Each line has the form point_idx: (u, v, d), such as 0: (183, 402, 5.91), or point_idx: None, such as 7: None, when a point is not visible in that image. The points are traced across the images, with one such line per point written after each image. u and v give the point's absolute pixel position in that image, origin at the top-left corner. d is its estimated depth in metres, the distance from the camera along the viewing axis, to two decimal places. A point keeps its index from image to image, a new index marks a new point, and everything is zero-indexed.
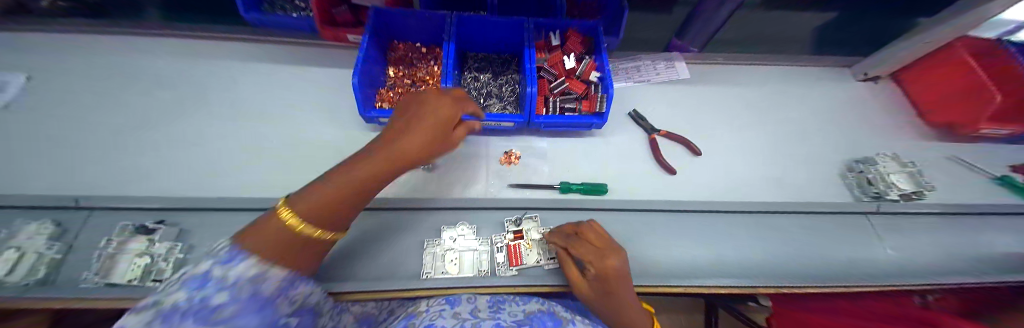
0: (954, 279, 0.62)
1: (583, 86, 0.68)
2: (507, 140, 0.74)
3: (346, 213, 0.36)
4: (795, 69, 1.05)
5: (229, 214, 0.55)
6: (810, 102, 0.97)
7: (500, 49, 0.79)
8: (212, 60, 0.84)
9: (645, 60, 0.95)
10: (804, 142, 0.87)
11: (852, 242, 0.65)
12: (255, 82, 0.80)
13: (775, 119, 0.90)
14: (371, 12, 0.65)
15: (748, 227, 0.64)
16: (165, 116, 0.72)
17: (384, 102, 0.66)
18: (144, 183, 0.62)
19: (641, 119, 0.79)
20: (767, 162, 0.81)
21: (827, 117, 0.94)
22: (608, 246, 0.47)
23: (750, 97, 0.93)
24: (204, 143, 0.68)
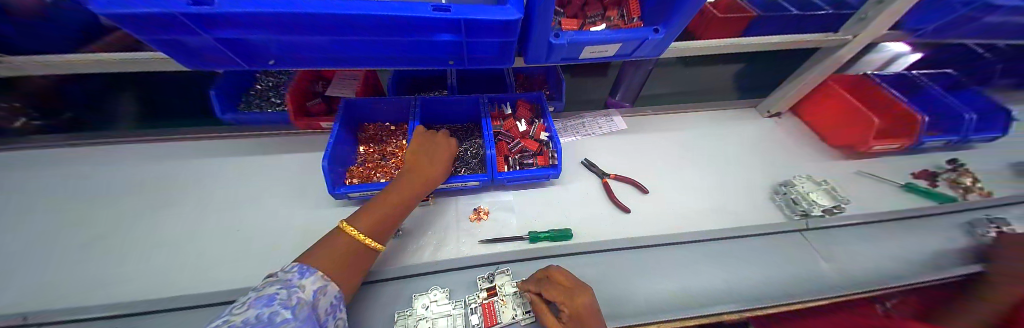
0: (892, 279, 0.69)
1: (537, 144, 0.77)
2: (475, 198, 0.79)
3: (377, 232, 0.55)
4: (713, 112, 1.27)
5: (188, 312, 0.50)
6: (730, 138, 1.15)
7: (462, 120, 0.90)
8: (188, 156, 0.87)
9: (588, 117, 1.11)
10: (734, 172, 1.01)
11: (801, 257, 0.72)
12: (228, 172, 0.83)
13: (704, 155, 1.05)
14: (343, 103, 0.75)
15: (704, 254, 0.69)
16: (126, 218, 0.71)
17: (354, 178, 0.71)
18: (87, 294, 0.57)
19: (593, 166, 0.89)
20: (708, 193, 0.91)
21: (747, 149, 1.11)
22: (577, 286, 0.50)
23: (680, 139, 1.10)
24: (169, 240, 0.67)
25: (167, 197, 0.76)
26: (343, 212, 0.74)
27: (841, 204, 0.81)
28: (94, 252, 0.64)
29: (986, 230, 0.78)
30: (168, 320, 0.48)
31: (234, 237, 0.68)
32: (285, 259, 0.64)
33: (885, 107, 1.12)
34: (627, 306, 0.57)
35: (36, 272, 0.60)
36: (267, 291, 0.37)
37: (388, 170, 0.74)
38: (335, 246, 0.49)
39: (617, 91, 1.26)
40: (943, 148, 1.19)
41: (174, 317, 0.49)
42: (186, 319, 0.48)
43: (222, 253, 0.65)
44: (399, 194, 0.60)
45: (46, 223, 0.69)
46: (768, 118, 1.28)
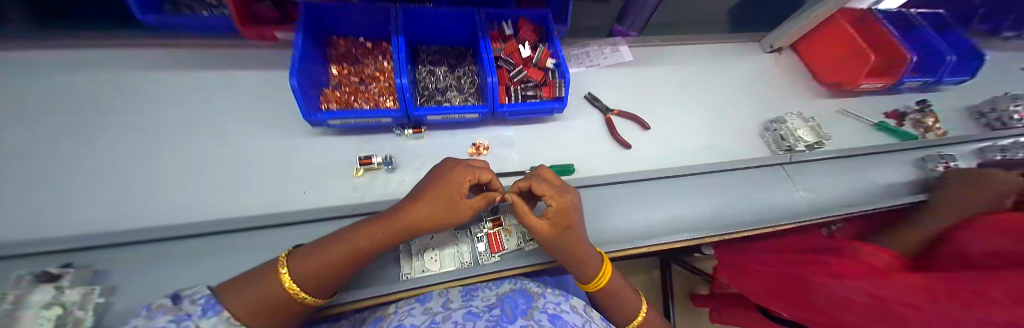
0: (848, 207, 0.77)
1: (542, 73, 0.68)
2: (472, 132, 0.71)
3: (342, 275, 0.38)
4: (719, 46, 1.19)
5: (161, 245, 0.45)
6: (732, 76, 1.11)
7: (452, 42, 0.76)
8: (110, 74, 0.70)
9: (593, 45, 1.01)
10: (731, 111, 1.00)
11: (777, 189, 0.78)
12: (173, 96, 0.69)
13: (705, 92, 1.02)
14: (301, 7, 0.58)
15: (695, 187, 0.72)
16: (47, 145, 0.59)
17: (330, 103, 0.61)
18: (31, 228, 0.50)
19: (596, 100, 0.83)
20: (703, 131, 0.92)
21: (747, 87, 1.09)
22: (563, 186, 0.49)
23: (684, 75, 1.05)
24: (118, 171, 0.58)
25: (97, 123, 0.63)
26: (323, 142, 0.65)
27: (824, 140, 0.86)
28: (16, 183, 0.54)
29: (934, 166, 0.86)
30: (146, 253, 0.44)
31: (198, 169, 0.60)
32: (265, 191, 0.58)
33: (891, 46, 1.03)
34: (620, 233, 0.61)
35: None
36: (153, 323, 0.27)
37: (371, 97, 0.64)
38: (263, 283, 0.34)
39: (626, 17, 1.10)
40: (914, 91, 1.23)
41: (152, 249, 0.45)
42: (161, 251, 0.45)
43: (189, 186, 0.58)
44: (395, 224, 0.40)
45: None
46: (770, 52, 1.24)
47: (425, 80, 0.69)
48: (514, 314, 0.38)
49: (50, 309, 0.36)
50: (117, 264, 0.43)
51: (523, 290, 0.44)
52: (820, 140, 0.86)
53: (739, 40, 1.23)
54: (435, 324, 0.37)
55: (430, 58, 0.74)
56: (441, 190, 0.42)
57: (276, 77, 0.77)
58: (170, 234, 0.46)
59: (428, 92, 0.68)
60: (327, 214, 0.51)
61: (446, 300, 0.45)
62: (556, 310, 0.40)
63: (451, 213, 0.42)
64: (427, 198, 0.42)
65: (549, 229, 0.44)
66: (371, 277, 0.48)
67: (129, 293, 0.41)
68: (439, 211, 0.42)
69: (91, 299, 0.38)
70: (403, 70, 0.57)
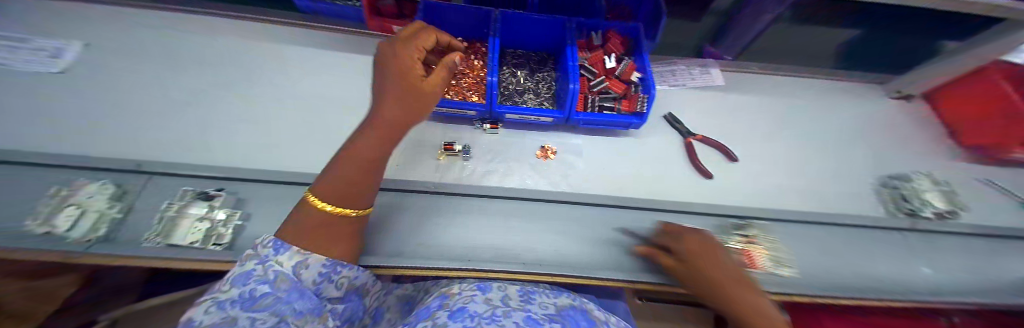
0: (1007, 301, 0.59)
1: (624, 86, 0.65)
2: (543, 135, 0.72)
3: (368, 188, 0.39)
4: (835, 82, 1.01)
5: (279, 187, 0.53)
6: (849, 114, 0.91)
7: (537, 46, 0.78)
8: (248, 38, 0.83)
9: (679, 64, 0.90)
10: (845, 156, 0.81)
11: (905, 261, 0.62)
12: (296, 60, 0.80)
13: (816, 131, 0.85)
14: (422, 6, 0.63)
15: (796, 237, 0.60)
16: (198, 86, 0.71)
17: None
18: (183, 147, 0.61)
19: (676, 122, 0.76)
20: (802, 175, 0.77)
21: (873, 133, 0.88)
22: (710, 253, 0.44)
23: (786, 109, 0.90)
24: (243, 122, 0.67)
25: (235, 76, 0.75)
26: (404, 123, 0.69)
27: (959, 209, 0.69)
28: (184, 112, 0.66)
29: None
30: (270, 189, 0.52)
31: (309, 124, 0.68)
32: None
33: None
34: None
35: (133, 122, 0.62)
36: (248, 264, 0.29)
37: (459, 90, 0.68)
38: (304, 221, 0.36)
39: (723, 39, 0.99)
40: None
41: (271, 188, 0.53)
42: (277, 192, 0.52)
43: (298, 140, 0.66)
44: (371, 132, 0.38)
45: (123, 75, 0.70)
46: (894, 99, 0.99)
47: (507, 81, 0.73)
48: None
49: (202, 221, 0.45)
50: (248, 195, 0.51)
51: (586, 311, 0.44)
52: (953, 208, 0.69)
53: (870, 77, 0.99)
54: (497, 317, 0.38)
55: (514, 61, 0.77)
56: (393, 86, 0.38)
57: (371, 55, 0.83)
58: (286, 179, 0.53)
59: (507, 92, 0.71)
60: (410, 186, 0.56)
61: (505, 295, 0.45)
62: None
63: (417, 93, 0.38)
64: (387, 94, 0.37)
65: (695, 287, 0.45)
66: (436, 250, 0.50)
67: (252, 220, 0.48)
68: (395, 99, 0.37)
69: (232, 220, 0.47)
70: (494, 69, 0.61)
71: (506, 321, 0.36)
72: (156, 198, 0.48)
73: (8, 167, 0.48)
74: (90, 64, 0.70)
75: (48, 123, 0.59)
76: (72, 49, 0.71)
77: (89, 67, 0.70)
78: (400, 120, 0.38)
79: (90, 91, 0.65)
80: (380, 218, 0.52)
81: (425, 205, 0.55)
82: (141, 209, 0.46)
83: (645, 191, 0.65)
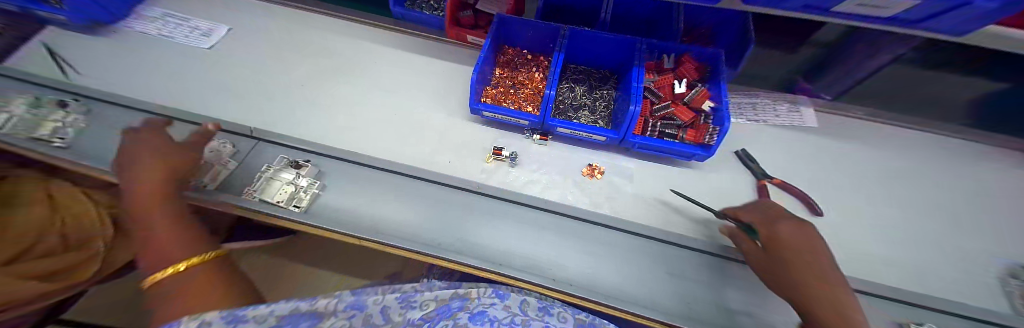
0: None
1: (692, 115, 0.60)
2: (593, 153, 0.70)
3: (191, 239, 0.46)
4: (976, 140, 0.80)
5: (344, 164, 0.57)
6: (981, 183, 0.73)
7: (601, 64, 0.76)
8: (332, 28, 0.88)
9: (763, 97, 0.83)
10: (971, 234, 0.65)
11: None
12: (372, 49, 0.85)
13: (933, 197, 0.70)
14: (495, 19, 0.67)
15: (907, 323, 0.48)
16: (289, 65, 0.79)
17: (488, 99, 0.68)
18: (274, 118, 0.69)
19: (750, 160, 0.69)
20: (920, 248, 0.62)
21: (1021, 211, 0.69)
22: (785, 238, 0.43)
23: (900, 164, 0.74)
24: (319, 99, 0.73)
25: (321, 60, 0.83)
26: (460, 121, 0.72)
27: None
28: (277, 87, 0.75)
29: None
30: (338, 166, 0.57)
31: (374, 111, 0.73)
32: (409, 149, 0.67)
33: None
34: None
35: (243, 90, 0.73)
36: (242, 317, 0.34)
37: (517, 100, 0.69)
38: (166, 294, 0.41)
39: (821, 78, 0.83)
40: None
41: (338, 164, 0.57)
42: (343, 169, 0.57)
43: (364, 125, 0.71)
44: (143, 196, 0.45)
45: (239, 51, 0.82)
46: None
47: (564, 96, 0.73)
48: None
49: (290, 185, 0.50)
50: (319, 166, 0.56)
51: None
52: None
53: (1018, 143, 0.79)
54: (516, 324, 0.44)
55: (574, 77, 0.76)
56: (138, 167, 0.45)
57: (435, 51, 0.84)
58: (351, 158, 0.58)
59: (563, 106, 0.71)
60: (458, 184, 0.58)
61: (521, 302, 0.50)
62: None
63: (166, 157, 0.47)
64: (123, 164, 0.46)
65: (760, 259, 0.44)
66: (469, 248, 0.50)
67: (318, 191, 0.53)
68: (156, 168, 0.46)
69: (312, 189, 0.52)
70: (554, 83, 0.61)
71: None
72: (253, 159, 0.56)
73: (159, 118, 0.60)
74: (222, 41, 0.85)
75: (191, 88, 0.73)
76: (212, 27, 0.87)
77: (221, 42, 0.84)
78: (159, 185, 0.45)
79: (218, 61, 0.78)
80: (426, 211, 0.54)
81: (467, 203, 0.56)
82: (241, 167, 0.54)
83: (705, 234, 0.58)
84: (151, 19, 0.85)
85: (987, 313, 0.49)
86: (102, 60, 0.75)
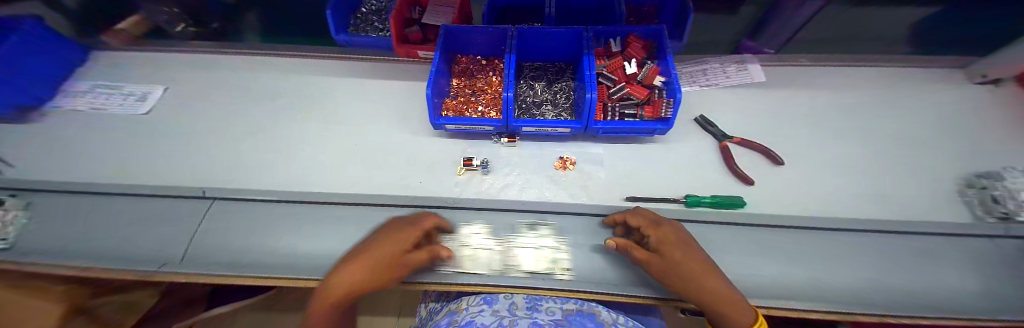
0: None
1: (646, 91, 0.62)
2: (562, 145, 0.71)
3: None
4: (917, 65, 0.84)
5: (307, 206, 0.56)
6: (920, 104, 0.77)
7: (555, 58, 0.77)
8: (284, 71, 0.88)
9: (712, 62, 0.85)
10: (920, 155, 0.69)
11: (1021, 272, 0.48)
12: (326, 84, 0.83)
13: (883, 127, 0.74)
14: (442, 31, 0.66)
15: (862, 250, 0.51)
16: (243, 117, 0.78)
17: (450, 111, 0.67)
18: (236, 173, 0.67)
19: (710, 124, 0.71)
20: (876, 177, 0.65)
21: (962, 124, 0.73)
22: (679, 237, 0.42)
23: (848, 101, 0.78)
24: (277, 145, 0.71)
25: (273, 103, 0.81)
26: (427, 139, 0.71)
27: None
28: (234, 141, 0.73)
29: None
30: (309, 209, 0.56)
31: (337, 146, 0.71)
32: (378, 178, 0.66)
33: None
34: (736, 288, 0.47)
35: (196, 150, 0.71)
36: None
37: (478, 107, 0.69)
38: None
39: (762, 34, 0.89)
40: None
41: (302, 207, 0.56)
42: (307, 210, 0.56)
43: None
44: (353, 269, 0.40)
45: (191, 111, 0.80)
46: (980, 84, 0.80)
47: (524, 94, 0.73)
48: None
49: None
50: (283, 213, 0.56)
51: (591, 316, 0.48)
52: None
53: (949, 61, 0.84)
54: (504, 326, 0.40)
55: (531, 74, 0.77)
56: (370, 255, 0.42)
57: (390, 74, 0.83)
58: (314, 198, 0.57)
59: (526, 105, 0.71)
60: (432, 203, 0.57)
61: (511, 305, 0.49)
62: None
63: (399, 264, 0.42)
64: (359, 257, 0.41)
65: (662, 269, 0.39)
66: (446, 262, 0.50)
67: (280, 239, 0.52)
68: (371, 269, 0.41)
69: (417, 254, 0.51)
70: (509, 84, 0.60)
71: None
72: (223, 220, 0.55)
73: (115, 196, 0.59)
74: (170, 104, 0.82)
75: (142, 157, 0.71)
76: (157, 92, 0.85)
77: (169, 106, 0.82)
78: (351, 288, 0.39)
79: (171, 128, 0.77)
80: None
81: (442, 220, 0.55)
82: (204, 230, 0.54)
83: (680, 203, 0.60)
84: (93, 96, 0.83)
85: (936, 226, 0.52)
86: (45, 145, 0.72)
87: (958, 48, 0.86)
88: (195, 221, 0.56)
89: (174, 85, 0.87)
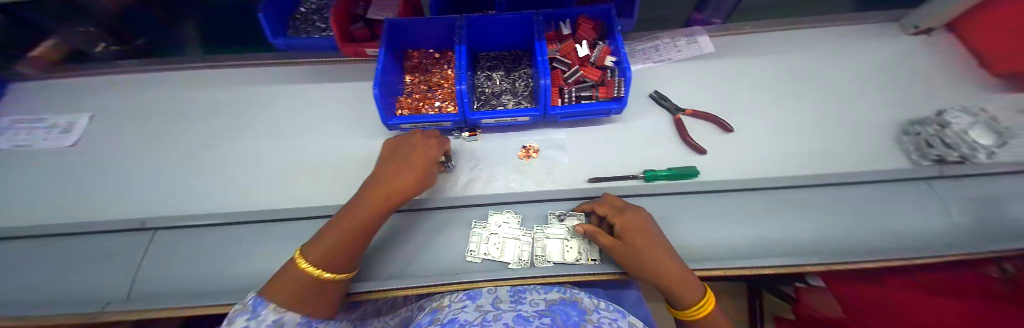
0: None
1: (600, 72, 0.62)
2: (525, 135, 0.71)
3: (364, 238, 0.39)
4: (855, 22, 0.88)
5: (263, 226, 0.54)
6: (860, 59, 0.82)
7: (509, 46, 0.76)
8: (227, 85, 0.83)
9: (664, 38, 0.86)
10: (860, 108, 0.73)
11: (938, 207, 0.53)
12: (276, 96, 0.79)
13: (825, 85, 0.77)
14: (386, 26, 0.63)
15: (802, 204, 0.54)
16: (186, 139, 0.73)
17: (405, 109, 0.65)
18: (182, 202, 0.63)
19: (664, 99, 0.72)
20: (819, 134, 0.69)
21: (894, 75, 0.78)
22: (646, 224, 0.42)
23: (794, 63, 0.81)
24: (228, 165, 0.68)
25: (218, 120, 0.76)
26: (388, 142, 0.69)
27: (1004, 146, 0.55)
28: (176, 167, 0.68)
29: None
30: (265, 228, 0.54)
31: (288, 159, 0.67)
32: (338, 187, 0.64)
33: None
34: (692, 254, 0.49)
35: (138, 179, 0.67)
36: None
37: (434, 102, 0.67)
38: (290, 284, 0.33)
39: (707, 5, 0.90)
40: None
41: (256, 228, 0.54)
42: (261, 231, 0.53)
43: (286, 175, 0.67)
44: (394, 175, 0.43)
45: (127, 139, 0.74)
46: (912, 35, 0.85)
47: (481, 85, 0.71)
48: (567, 324, 0.31)
49: (492, 235, 0.52)
50: (236, 236, 0.53)
51: (576, 302, 0.39)
52: (1003, 141, 0.55)
53: (883, 15, 0.88)
54: (486, 322, 0.33)
55: (488, 64, 0.75)
56: (411, 160, 0.46)
57: (337, 79, 0.79)
58: (271, 217, 0.55)
59: (485, 96, 0.70)
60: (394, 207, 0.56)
61: (495, 298, 0.42)
62: (613, 326, 0.33)
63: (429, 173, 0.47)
64: (404, 165, 0.45)
65: (625, 256, 0.40)
66: (409, 267, 0.49)
67: (235, 264, 0.50)
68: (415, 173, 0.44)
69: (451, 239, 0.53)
70: (461, 76, 0.57)
71: (496, 323, 0.32)
72: (172, 252, 0.52)
73: (48, 240, 0.54)
74: (101, 132, 0.75)
75: (75, 193, 0.65)
76: (84, 121, 0.77)
77: (100, 134, 0.75)
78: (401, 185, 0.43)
79: (106, 158, 0.71)
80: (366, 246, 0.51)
81: (408, 225, 0.53)
82: (150, 263, 0.51)
83: (640, 179, 0.61)
84: (10, 132, 0.75)
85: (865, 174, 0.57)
86: None
87: (889, 3, 0.91)
88: (140, 256, 0.52)
89: (103, 112, 0.79)
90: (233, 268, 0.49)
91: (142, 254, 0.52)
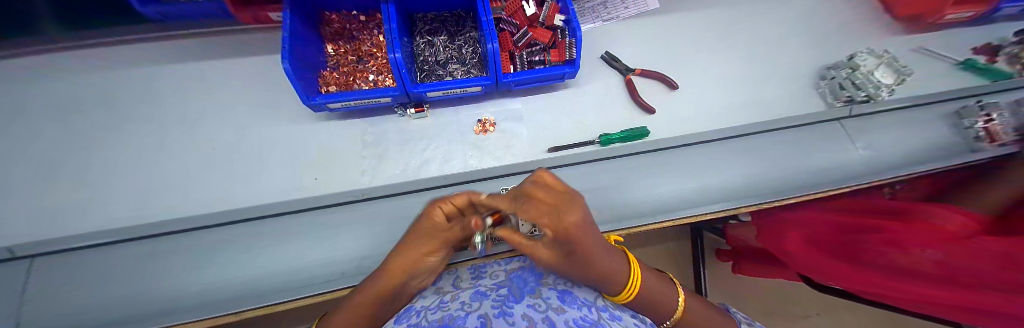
0: (940, 160, 0.59)
1: (549, 34, 0.59)
2: (478, 107, 0.66)
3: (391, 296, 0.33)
4: None
5: (182, 237, 0.47)
6: (789, 10, 0.86)
7: (449, 5, 0.67)
8: (106, 76, 0.67)
9: None
10: (789, 58, 0.78)
11: (845, 143, 0.60)
12: (178, 87, 0.66)
13: (760, 37, 0.81)
14: None
15: (737, 152, 0.59)
16: (66, 147, 0.59)
17: (331, 86, 0.57)
18: (79, 224, 0.53)
19: (615, 60, 0.71)
20: (753, 85, 0.74)
21: (817, 23, 0.84)
22: (585, 229, 0.23)
23: (733, 16, 0.83)
24: (134, 175, 0.57)
25: (106, 121, 0.62)
26: (325, 128, 0.62)
27: (902, 81, 0.61)
28: (64, 183, 0.56)
29: (973, 120, 0.58)
30: (181, 240, 0.46)
31: (208, 160, 0.59)
32: (270, 184, 0.57)
33: None
34: (641, 210, 0.52)
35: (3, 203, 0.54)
36: None
37: (369, 77, 0.59)
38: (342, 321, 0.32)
39: None
40: None
41: (173, 241, 0.46)
42: (181, 243, 0.46)
43: (203, 177, 0.57)
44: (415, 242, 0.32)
45: None
46: None
47: (422, 53, 0.64)
48: (521, 293, 0.30)
49: None
50: (149, 253, 0.45)
51: (534, 268, 0.39)
52: (902, 78, 0.60)
53: None
54: (444, 303, 0.31)
55: (426, 28, 0.66)
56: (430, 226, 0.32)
57: (257, 63, 0.69)
58: (190, 226, 0.47)
59: (428, 66, 0.63)
60: (335, 200, 0.50)
61: (457, 279, 0.41)
62: (569, 287, 0.34)
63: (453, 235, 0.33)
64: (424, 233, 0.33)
65: (552, 261, 0.28)
66: (365, 260, 0.46)
67: (154, 284, 0.43)
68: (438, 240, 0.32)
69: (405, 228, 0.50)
70: (394, 41, 0.49)
71: (454, 304, 0.30)
72: (57, 281, 0.43)
73: None
74: None
75: None
76: None
77: None
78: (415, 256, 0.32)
79: None
80: (308, 246, 0.46)
81: (357, 217, 0.49)
82: (34, 299, 0.42)
83: (596, 144, 0.62)
84: None
85: (791, 119, 0.62)
86: None
87: None
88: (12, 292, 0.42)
89: None
90: (155, 288, 0.43)
91: (15, 290, 0.42)
